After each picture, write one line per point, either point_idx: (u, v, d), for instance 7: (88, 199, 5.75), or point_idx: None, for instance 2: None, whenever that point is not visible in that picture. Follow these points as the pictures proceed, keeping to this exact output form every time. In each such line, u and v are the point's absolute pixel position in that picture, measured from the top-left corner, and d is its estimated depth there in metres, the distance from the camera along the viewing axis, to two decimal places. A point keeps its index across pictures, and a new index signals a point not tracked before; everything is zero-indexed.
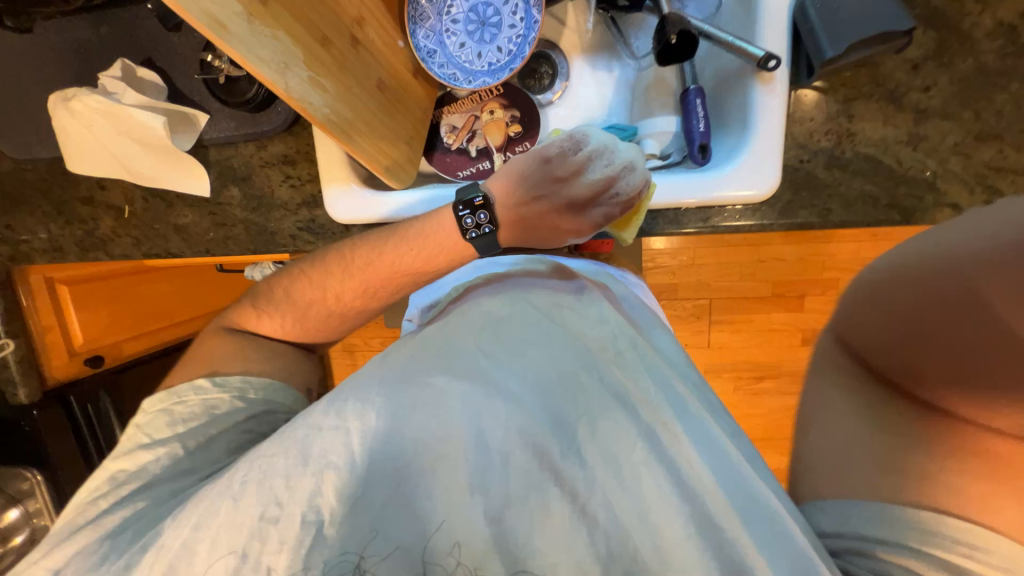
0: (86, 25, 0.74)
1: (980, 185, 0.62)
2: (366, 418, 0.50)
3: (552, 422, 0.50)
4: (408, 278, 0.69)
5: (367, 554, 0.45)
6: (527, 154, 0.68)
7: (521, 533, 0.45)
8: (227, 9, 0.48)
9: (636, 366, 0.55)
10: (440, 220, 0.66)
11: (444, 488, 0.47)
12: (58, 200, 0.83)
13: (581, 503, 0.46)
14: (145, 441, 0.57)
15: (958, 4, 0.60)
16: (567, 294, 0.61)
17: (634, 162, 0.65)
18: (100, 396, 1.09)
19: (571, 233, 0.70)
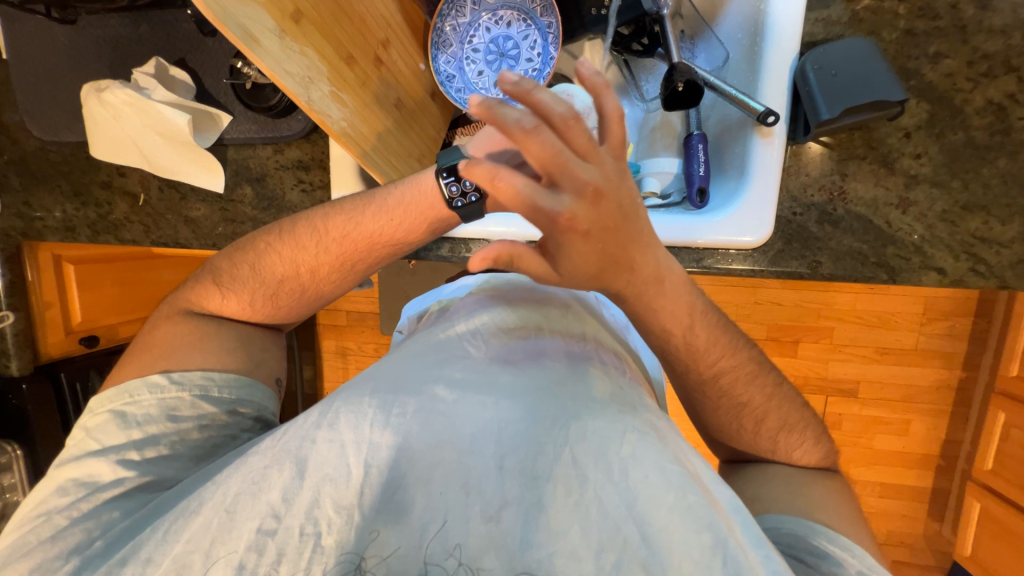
0: (128, 23, 0.78)
1: (965, 252, 0.64)
2: (359, 423, 0.47)
3: (549, 426, 0.47)
4: (389, 248, 0.66)
5: (368, 553, 0.42)
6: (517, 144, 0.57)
7: (522, 536, 0.42)
8: (261, 26, 0.53)
9: (619, 378, 0.55)
10: (423, 189, 0.63)
11: (445, 490, 0.44)
12: (78, 183, 0.86)
13: (576, 501, 0.43)
14: (96, 447, 0.57)
15: (950, 80, 0.63)
16: (552, 308, 0.63)
17: None
18: (90, 376, 1.10)
19: None
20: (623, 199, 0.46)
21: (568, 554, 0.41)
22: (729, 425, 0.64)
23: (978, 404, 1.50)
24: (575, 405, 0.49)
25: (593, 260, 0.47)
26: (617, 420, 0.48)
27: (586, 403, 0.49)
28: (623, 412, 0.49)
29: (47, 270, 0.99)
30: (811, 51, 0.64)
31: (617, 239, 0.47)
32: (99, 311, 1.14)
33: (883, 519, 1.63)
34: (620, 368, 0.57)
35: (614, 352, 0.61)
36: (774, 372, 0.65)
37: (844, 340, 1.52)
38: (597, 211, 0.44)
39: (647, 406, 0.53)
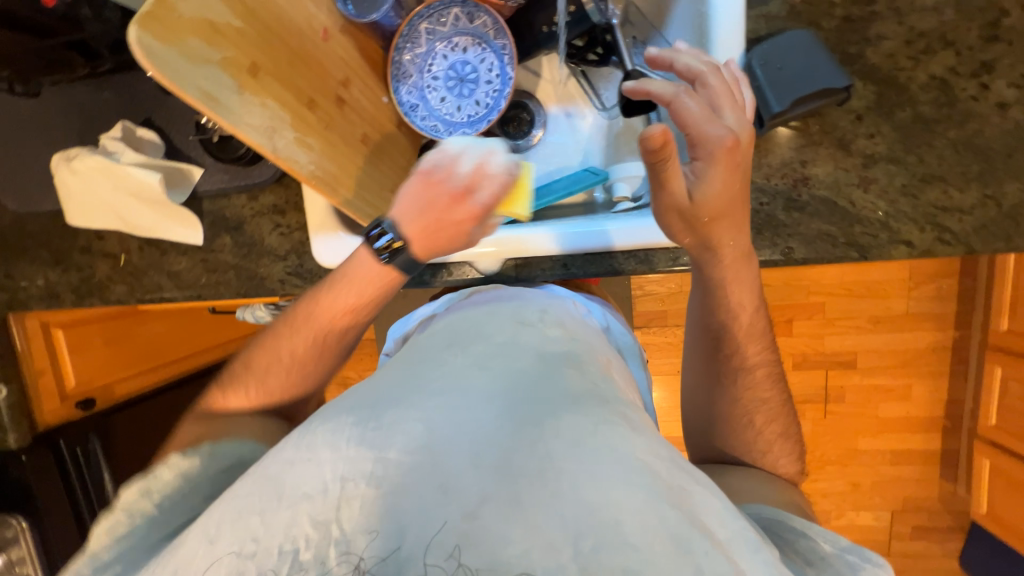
0: (91, 89, 0.79)
1: (930, 223, 0.66)
2: (339, 444, 0.45)
3: (526, 420, 0.46)
4: (348, 317, 0.67)
5: (368, 552, 0.39)
6: (439, 175, 0.60)
7: (500, 531, 0.38)
8: (219, 84, 0.54)
9: (595, 372, 0.54)
10: (357, 259, 0.64)
11: (421, 494, 0.41)
12: (57, 250, 0.86)
13: (553, 491, 0.40)
14: (110, 531, 0.50)
15: (892, 60, 0.65)
16: (529, 312, 0.62)
17: (495, 147, 0.60)
18: (90, 438, 1.09)
19: (471, 224, 0.61)
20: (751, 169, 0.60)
21: (546, 546, 0.38)
22: (721, 419, 0.65)
23: (975, 361, 1.52)
24: (550, 401, 0.48)
25: (722, 201, 0.58)
26: (592, 412, 0.47)
27: (563, 397, 0.48)
28: (599, 403, 0.48)
29: (36, 338, 0.99)
30: (756, 47, 0.66)
31: (739, 195, 0.59)
32: (95, 372, 1.13)
33: (897, 487, 1.64)
34: (598, 364, 0.57)
35: (596, 348, 0.61)
36: (774, 370, 0.66)
37: (837, 314, 1.54)
38: (735, 157, 0.57)
39: (621, 399, 0.52)
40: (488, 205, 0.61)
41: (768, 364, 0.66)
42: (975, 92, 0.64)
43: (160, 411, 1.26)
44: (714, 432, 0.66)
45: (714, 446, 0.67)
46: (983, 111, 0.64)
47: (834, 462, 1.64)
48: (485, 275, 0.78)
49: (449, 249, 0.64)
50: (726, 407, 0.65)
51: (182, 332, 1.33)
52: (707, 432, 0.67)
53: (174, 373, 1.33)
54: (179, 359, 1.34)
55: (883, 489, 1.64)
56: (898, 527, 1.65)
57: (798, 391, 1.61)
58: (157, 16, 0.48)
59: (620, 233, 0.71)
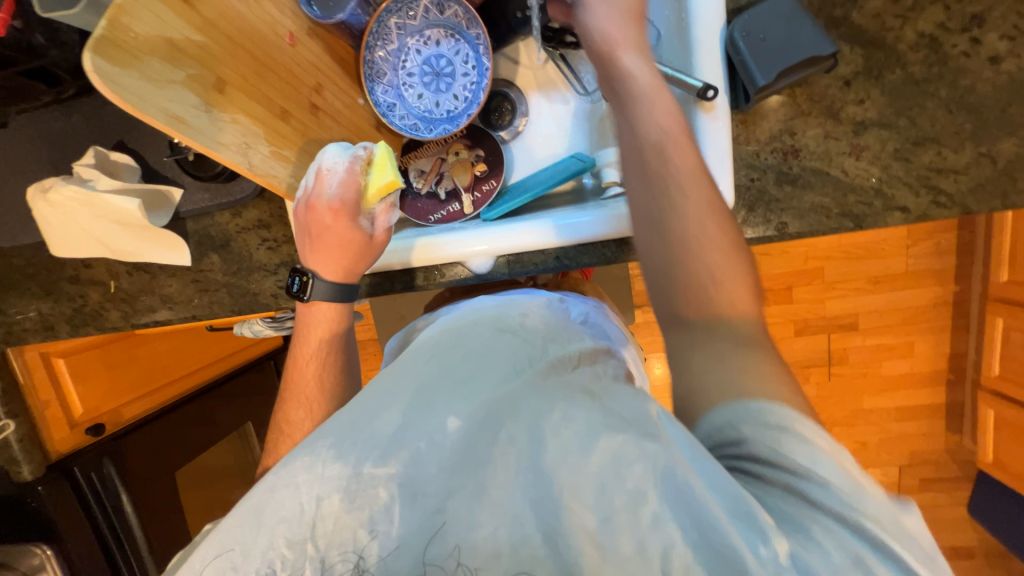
0: (60, 115, 0.77)
1: (924, 186, 0.65)
2: (314, 464, 0.45)
3: (484, 416, 0.47)
4: (315, 355, 0.71)
5: (372, 548, 0.43)
6: (303, 206, 0.66)
7: (468, 520, 0.42)
8: (186, 104, 0.53)
9: (568, 364, 0.52)
10: (305, 316, 0.72)
11: (393, 504, 0.44)
12: (46, 282, 0.86)
13: (514, 476, 0.43)
14: None
15: (878, 21, 0.63)
16: (508, 315, 0.59)
17: (320, 156, 0.65)
18: (104, 463, 1.08)
19: (347, 218, 0.66)
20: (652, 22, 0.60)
21: (508, 525, 0.41)
22: (673, 251, 0.48)
23: (976, 314, 1.52)
24: (513, 393, 0.48)
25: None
26: (549, 394, 0.47)
27: (521, 388, 0.48)
28: (560, 388, 0.48)
29: (37, 371, 1.00)
30: (738, 18, 0.63)
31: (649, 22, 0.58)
32: (100, 398, 1.14)
33: (903, 442, 1.66)
34: (581, 354, 0.55)
35: (581, 340, 0.58)
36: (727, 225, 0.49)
37: (836, 277, 1.53)
38: None
39: (600, 381, 0.50)
40: (359, 196, 0.66)
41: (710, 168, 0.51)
42: (966, 48, 0.62)
43: (174, 431, 1.24)
44: (664, 264, 0.48)
45: (663, 298, 0.48)
46: (975, 67, 0.62)
47: (839, 423, 1.66)
48: (477, 274, 0.77)
49: (363, 252, 0.68)
50: (678, 224, 0.48)
51: (186, 348, 1.33)
52: (658, 262, 0.49)
53: (184, 390, 1.31)
54: (190, 373, 1.33)
55: (890, 445, 1.66)
56: (906, 480, 1.67)
57: (802, 357, 1.61)
58: (113, 41, 0.47)
59: (604, 220, 0.71)
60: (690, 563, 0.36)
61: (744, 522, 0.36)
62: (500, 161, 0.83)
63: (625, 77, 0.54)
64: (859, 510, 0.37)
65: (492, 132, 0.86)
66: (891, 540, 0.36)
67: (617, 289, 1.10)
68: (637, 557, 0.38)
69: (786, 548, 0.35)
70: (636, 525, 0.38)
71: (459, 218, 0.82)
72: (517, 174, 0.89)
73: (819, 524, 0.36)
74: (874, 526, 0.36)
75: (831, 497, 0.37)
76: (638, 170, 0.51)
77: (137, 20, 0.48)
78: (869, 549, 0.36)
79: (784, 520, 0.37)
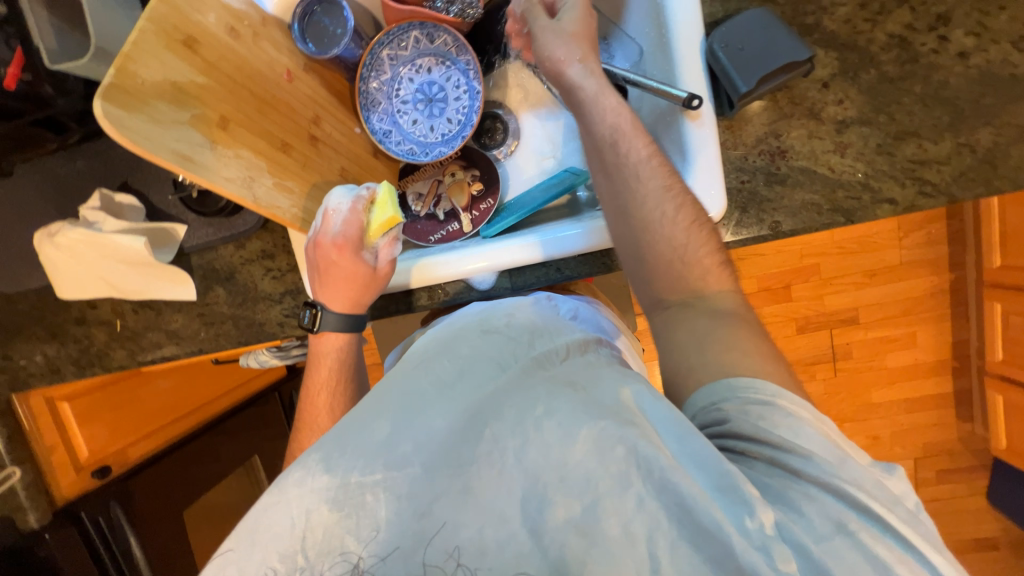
0: (65, 161, 0.79)
1: (910, 178, 0.67)
2: (306, 477, 0.45)
3: (473, 415, 0.48)
4: (326, 385, 0.72)
5: (367, 552, 0.42)
6: (314, 245, 0.68)
7: (457, 517, 0.42)
8: (192, 143, 0.54)
9: (557, 357, 0.54)
10: (316, 346, 0.73)
11: (378, 507, 0.43)
12: (52, 324, 0.86)
13: (501, 471, 0.44)
14: None
15: (849, 26, 0.67)
16: (493, 315, 0.61)
17: (327, 199, 0.68)
18: (111, 506, 1.06)
19: (352, 256, 0.68)
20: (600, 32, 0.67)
21: (496, 520, 0.42)
22: (638, 231, 0.58)
23: (974, 300, 1.53)
24: (498, 392, 0.49)
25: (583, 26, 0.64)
26: (532, 390, 0.48)
27: (511, 384, 0.50)
28: (546, 381, 0.49)
29: (43, 415, 1.00)
30: (715, 31, 0.66)
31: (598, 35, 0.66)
32: (108, 439, 1.12)
33: (916, 434, 1.65)
34: (569, 346, 0.56)
35: (571, 333, 0.59)
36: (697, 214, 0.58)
37: (832, 273, 1.55)
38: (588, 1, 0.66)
39: (588, 369, 0.51)
40: (361, 232, 0.68)
41: (660, 154, 0.60)
42: (934, 45, 0.65)
43: (183, 470, 1.22)
44: (632, 242, 0.58)
45: (637, 270, 0.59)
46: (946, 62, 0.65)
47: (850, 419, 1.65)
48: (480, 290, 0.78)
49: (369, 285, 0.70)
50: (637, 208, 0.58)
51: (188, 385, 1.32)
52: (625, 240, 0.59)
53: (188, 428, 1.29)
54: (192, 411, 1.31)
55: (903, 438, 1.65)
56: (923, 473, 1.65)
57: (806, 354, 1.62)
58: (122, 87, 0.49)
59: (595, 230, 0.72)
60: (674, 539, 0.39)
61: (729, 496, 0.40)
62: (496, 179, 0.86)
63: (574, 87, 0.63)
64: (844, 480, 0.41)
65: (486, 152, 0.89)
66: (872, 504, 0.40)
67: (618, 298, 1.11)
68: (628, 537, 0.39)
69: (772, 519, 0.39)
70: (623, 508, 0.40)
71: (459, 237, 0.83)
72: (513, 191, 0.91)
73: (803, 495, 0.41)
74: (862, 494, 0.40)
75: (818, 468, 0.41)
76: (607, 178, 0.60)
77: (142, 66, 0.50)
78: (851, 513, 0.40)
79: (772, 495, 0.42)
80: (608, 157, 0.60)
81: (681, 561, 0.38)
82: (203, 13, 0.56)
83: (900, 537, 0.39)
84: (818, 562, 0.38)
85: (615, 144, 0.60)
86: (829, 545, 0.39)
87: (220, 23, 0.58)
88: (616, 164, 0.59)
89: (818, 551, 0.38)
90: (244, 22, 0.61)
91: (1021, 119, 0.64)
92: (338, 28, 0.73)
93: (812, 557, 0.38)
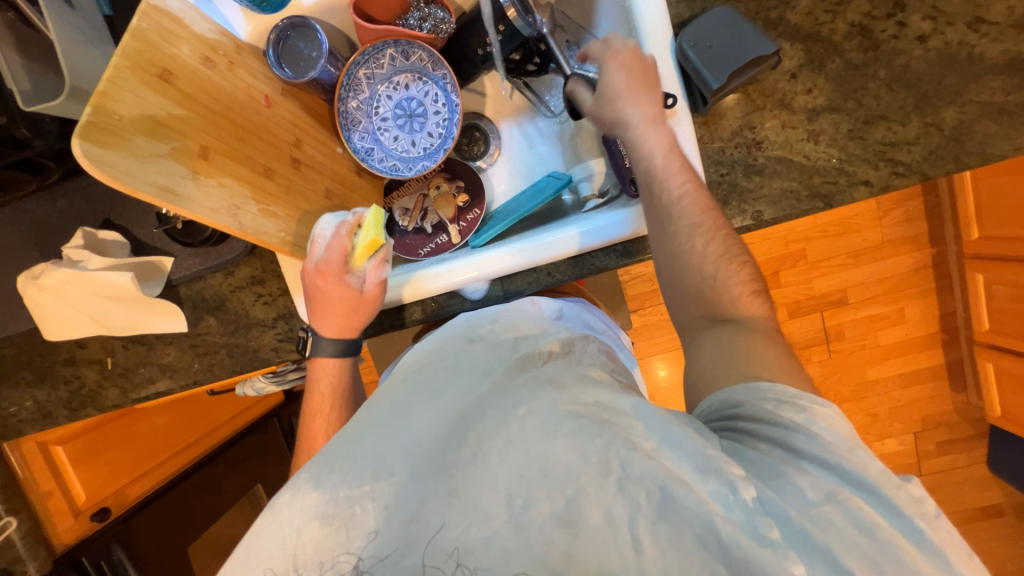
0: (44, 202, 0.79)
1: (882, 160, 0.69)
2: (295, 497, 0.45)
3: (462, 420, 0.48)
4: (323, 411, 0.72)
5: (366, 552, 0.42)
6: (302, 273, 0.70)
7: (442, 520, 0.42)
8: (173, 175, 0.54)
9: (540, 359, 0.54)
10: (314, 373, 0.73)
11: (367, 516, 0.43)
12: (41, 367, 0.85)
13: (484, 472, 0.44)
14: None
15: (811, 18, 0.69)
16: (478, 322, 0.61)
17: (315, 230, 0.69)
18: (113, 549, 1.04)
19: (340, 284, 0.69)
20: (651, 75, 0.65)
21: (482, 519, 0.41)
22: (675, 269, 0.60)
23: (957, 273, 1.56)
24: (483, 398, 0.50)
25: (622, 82, 0.64)
26: (516, 392, 0.49)
27: (493, 391, 0.50)
28: (528, 383, 0.50)
29: (36, 460, 0.98)
30: (683, 31, 0.68)
31: (649, 78, 0.64)
32: (102, 482, 1.11)
33: (913, 409, 1.67)
34: (553, 347, 0.56)
35: (556, 334, 0.60)
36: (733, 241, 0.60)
37: (818, 257, 1.58)
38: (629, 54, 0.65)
39: (571, 370, 0.52)
40: (347, 257, 0.68)
41: (697, 198, 0.60)
42: (894, 31, 0.68)
43: (183, 506, 1.20)
44: (674, 280, 0.60)
45: (675, 300, 0.61)
46: (906, 47, 0.68)
47: (849, 398, 1.67)
48: (473, 300, 0.78)
49: (361, 312, 0.71)
50: (673, 252, 0.60)
51: (183, 419, 1.30)
52: (668, 281, 0.61)
53: (185, 463, 1.26)
54: (189, 445, 1.28)
55: (901, 413, 1.67)
56: (923, 447, 1.68)
57: (800, 338, 1.64)
58: (99, 124, 0.48)
59: (579, 235, 0.72)
60: (654, 518, 0.40)
61: (712, 478, 0.41)
62: (481, 190, 0.87)
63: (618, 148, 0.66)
64: (843, 459, 0.42)
65: (469, 163, 0.90)
66: (864, 476, 0.41)
67: (610, 297, 1.12)
68: (610, 523, 0.40)
69: (753, 494, 0.41)
70: (604, 497, 0.41)
71: (449, 248, 0.84)
72: (499, 199, 0.92)
73: (797, 470, 0.43)
74: (855, 470, 0.42)
75: (818, 448, 0.43)
76: (654, 228, 0.62)
77: (119, 103, 0.50)
78: (842, 485, 0.41)
79: (765, 472, 0.43)
80: (654, 212, 0.62)
81: (661, 535, 0.39)
82: (176, 46, 0.56)
83: (885, 503, 0.41)
84: (803, 531, 0.39)
85: (659, 199, 0.61)
86: (817, 513, 0.40)
87: (194, 54, 0.58)
88: (660, 216, 0.61)
89: (803, 520, 0.40)
90: (219, 51, 0.62)
91: (982, 96, 0.66)
92: (313, 51, 0.73)
93: (799, 526, 0.39)
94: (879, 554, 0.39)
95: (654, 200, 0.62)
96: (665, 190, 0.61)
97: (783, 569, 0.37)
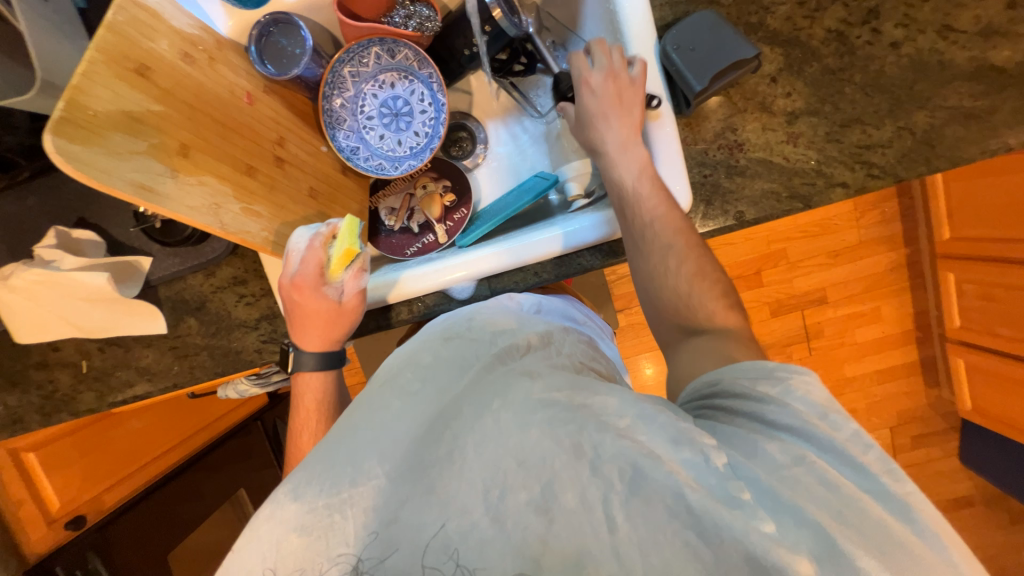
0: (13, 200, 0.76)
1: (858, 162, 0.71)
2: (275, 511, 0.44)
3: (440, 415, 0.49)
4: (307, 426, 0.71)
5: (364, 553, 0.42)
6: (279, 287, 0.69)
7: (428, 516, 0.42)
8: (151, 173, 0.53)
9: (517, 351, 0.54)
10: (298, 387, 0.72)
11: (348, 523, 0.43)
12: (11, 372, 0.82)
13: (461, 467, 0.44)
14: None
15: (790, 23, 0.71)
16: (454, 323, 0.60)
17: (289, 242, 0.68)
18: (89, 557, 1.00)
19: (316, 298, 0.68)
20: (630, 94, 0.66)
21: (459, 513, 0.42)
22: (649, 288, 0.62)
23: (929, 272, 1.61)
24: (460, 391, 0.50)
25: (596, 106, 0.66)
26: (497, 382, 0.50)
27: (471, 384, 0.51)
28: (504, 376, 0.50)
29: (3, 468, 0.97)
30: (667, 34, 0.69)
31: (627, 100, 0.66)
32: (78, 488, 1.09)
33: (889, 404, 1.72)
34: (532, 338, 0.57)
35: (534, 325, 0.60)
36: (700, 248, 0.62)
37: (797, 257, 1.62)
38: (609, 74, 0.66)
39: (548, 361, 0.52)
40: (322, 270, 0.67)
41: (671, 224, 0.62)
42: (869, 37, 0.70)
43: (163, 512, 1.17)
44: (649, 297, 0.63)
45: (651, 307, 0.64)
46: (880, 52, 0.70)
47: None
48: (460, 299, 0.78)
49: (340, 326, 0.70)
50: (647, 273, 0.62)
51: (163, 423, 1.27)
52: (644, 297, 0.64)
53: (164, 468, 1.23)
54: (168, 450, 1.25)
55: (878, 408, 1.72)
56: (899, 441, 1.73)
57: (781, 336, 1.67)
58: (73, 120, 0.47)
59: (562, 235, 0.72)
60: (626, 498, 0.41)
61: (685, 448, 0.42)
62: (468, 189, 0.87)
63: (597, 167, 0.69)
64: (807, 421, 0.43)
65: (456, 163, 0.90)
66: (818, 432, 0.43)
67: (597, 297, 1.13)
68: (584, 505, 0.41)
69: (724, 460, 0.41)
70: (578, 479, 0.42)
71: (435, 247, 0.84)
72: (487, 199, 0.92)
73: (767, 437, 0.43)
74: (817, 433, 0.43)
75: (789, 417, 0.44)
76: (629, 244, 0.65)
77: (93, 97, 0.49)
78: (810, 449, 0.42)
79: (729, 441, 0.43)
80: (630, 228, 0.64)
81: (635, 514, 0.40)
82: (154, 41, 0.55)
83: (850, 461, 0.42)
84: (770, 490, 0.40)
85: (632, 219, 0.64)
86: (787, 474, 0.41)
87: (173, 49, 0.57)
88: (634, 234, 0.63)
89: (773, 480, 0.40)
90: (198, 46, 0.61)
91: (952, 101, 0.69)
92: (296, 48, 0.72)
93: (773, 489, 0.40)
94: (846, 507, 0.39)
95: (628, 219, 0.64)
96: (640, 212, 0.63)
97: (752, 529, 0.38)
